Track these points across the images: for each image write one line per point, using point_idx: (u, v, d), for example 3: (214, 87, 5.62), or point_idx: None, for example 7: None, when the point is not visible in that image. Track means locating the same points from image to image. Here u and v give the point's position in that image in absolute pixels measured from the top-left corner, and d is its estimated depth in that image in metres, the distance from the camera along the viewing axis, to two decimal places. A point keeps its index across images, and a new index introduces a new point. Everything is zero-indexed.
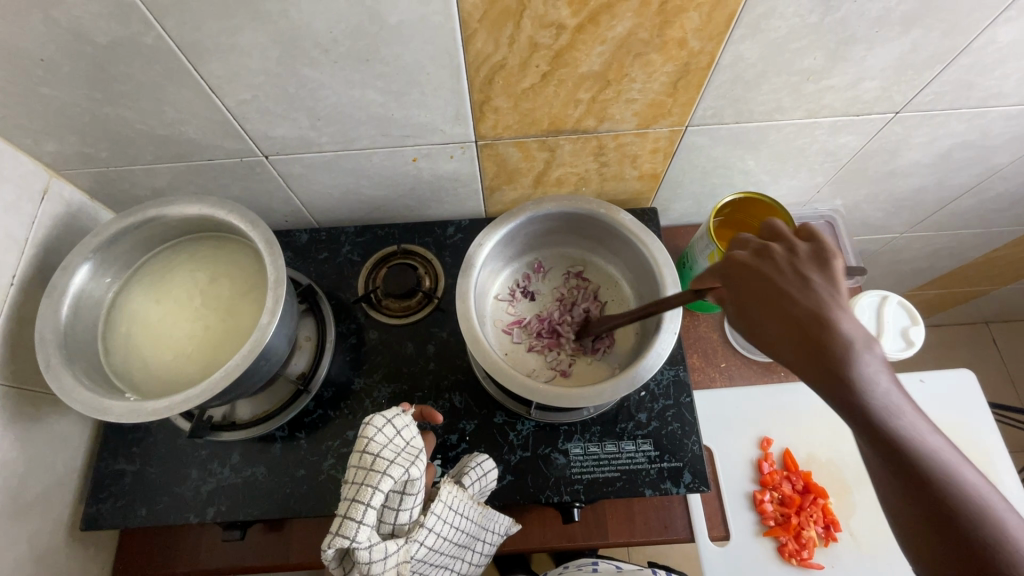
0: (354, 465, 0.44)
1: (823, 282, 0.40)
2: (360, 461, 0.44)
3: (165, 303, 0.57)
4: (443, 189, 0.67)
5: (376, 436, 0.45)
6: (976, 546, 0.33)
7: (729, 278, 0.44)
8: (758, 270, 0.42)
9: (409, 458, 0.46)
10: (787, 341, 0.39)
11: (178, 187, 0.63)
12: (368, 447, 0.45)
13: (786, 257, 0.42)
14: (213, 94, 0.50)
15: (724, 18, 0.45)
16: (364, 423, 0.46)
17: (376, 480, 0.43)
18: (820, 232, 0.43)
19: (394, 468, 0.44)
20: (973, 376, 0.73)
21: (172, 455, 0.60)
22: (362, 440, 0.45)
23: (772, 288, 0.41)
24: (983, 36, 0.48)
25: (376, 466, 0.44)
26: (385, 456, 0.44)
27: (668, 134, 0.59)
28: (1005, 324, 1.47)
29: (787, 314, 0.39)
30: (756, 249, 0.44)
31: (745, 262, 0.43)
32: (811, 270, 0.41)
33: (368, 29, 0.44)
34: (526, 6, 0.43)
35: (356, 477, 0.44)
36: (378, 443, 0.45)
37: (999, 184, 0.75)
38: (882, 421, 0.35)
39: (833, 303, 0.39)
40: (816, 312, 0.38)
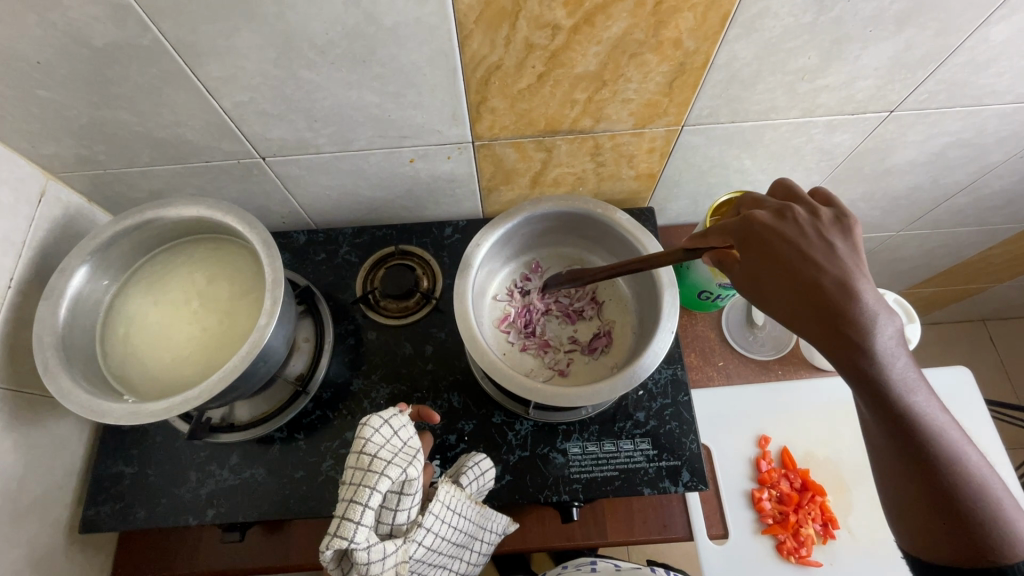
0: (352, 466, 0.45)
1: (845, 249, 0.41)
2: (357, 462, 0.45)
3: (163, 305, 0.57)
4: (440, 190, 0.67)
5: (373, 437, 0.46)
6: (945, 488, 0.39)
7: (746, 236, 0.44)
8: (783, 231, 0.42)
9: (407, 458, 0.46)
10: (807, 308, 0.40)
11: (175, 189, 0.63)
12: (365, 447, 0.45)
13: (809, 222, 0.42)
14: (210, 96, 0.50)
15: (719, 18, 0.45)
16: (360, 423, 0.46)
17: (374, 481, 0.43)
18: (837, 199, 0.45)
19: (391, 469, 0.44)
20: (970, 373, 0.73)
21: (171, 457, 0.60)
22: (359, 441, 0.45)
23: (799, 251, 0.41)
24: (976, 35, 0.49)
25: (373, 466, 0.44)
26: (382, 456, 0.45)
27: (664, 133, 0.59)
28: (1001, 321, 1.48)
29: (812, 278, 0.40)
30: (776, 210, 0.44)
31: (767, 226, 0.43)
32: (833, 236, 0.42)
33: (364, 31, 0.44)
34: (522, 7, 0.43)
35: (353, 478, 0.44)
36: (375, 444, 0.45)
37: (993, 182, 0.75)
38: (890, 386, 0.38)
39: (855, 270, 0.40)
40: (842, 281, 0.40)
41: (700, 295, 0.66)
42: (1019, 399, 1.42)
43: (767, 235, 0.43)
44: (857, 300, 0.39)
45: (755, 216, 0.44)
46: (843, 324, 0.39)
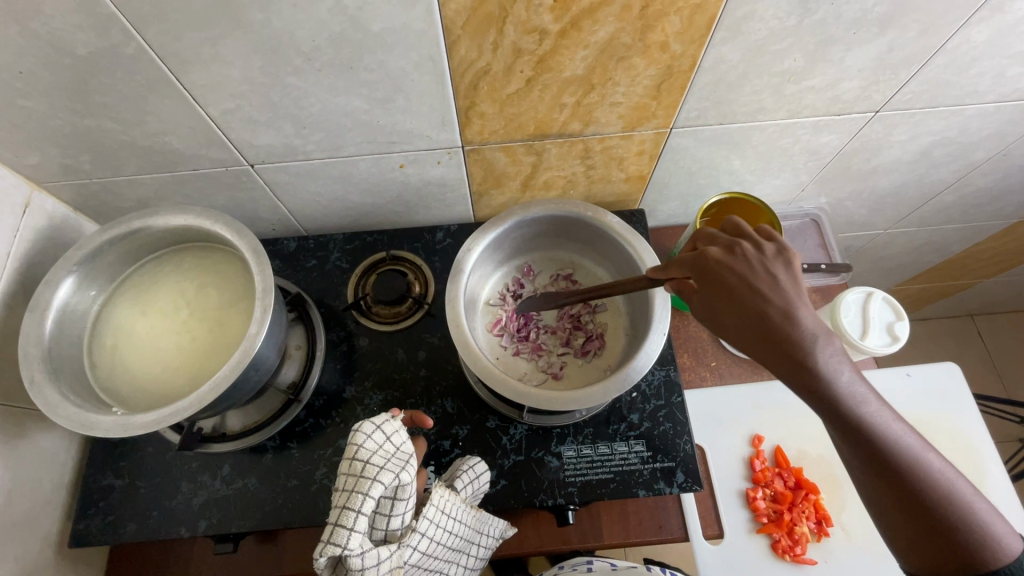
0: (344, 472, 0.44)
1: (790, 282, 0.42)
2: (350, 469, 0.44)
3: (151, 315, 0.56)
4: (431, 194, 0.67)
5: (366, 442, 0.45)
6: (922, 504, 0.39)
7: (699, 274, 0.45)
8: (731, 268, 0.44)
9: (400, 463, 0.46)
10: (761, 345, 0.41)
11: (163, 197, 0.63)
12: (357, 454, 0.44)
13: (755, 257, 0.44)
14: (196, 103, 0.49)
15: (704, 22, 0.45)
16: (353, 429, 0.46)
17: (367, 486, 0.42)
18: (777, 233, 0.46)
19: (384, 474, 0.43)
20: (958, 368, 0.74)
21: (162, 468, 0.60)
22: (352, 447, 0.44)
23: (744, 286, 0.43)
24: (958, 36, 0.49)
25: (366, 472, 0.43)
26: (375, 462, 0.44)
27: (653, 136, 0.60)
28: (989, 316, 1.49)
29: (759, 313, 0.42)
30: (725, 245, 0.45)
31: (718, 263, 0.44)
32: (777, 269, 0.43)
33: (351, 37, 0.44)
34: (509, 12, 0.43)
35: (346, 485, 0.43)
36: (367, 450, 0.45)
37: (978, 180, 0.76)
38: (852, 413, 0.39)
39: (800, 302, 0.41)
40: (786, 313, 0.41)
41: None
42: (1008, 393, 1.43)
43: (718, 272, 0.44)
44: (805, 334, 0.40)
45: (706, 253, 0.45)
46: (796, 357, 0.40)
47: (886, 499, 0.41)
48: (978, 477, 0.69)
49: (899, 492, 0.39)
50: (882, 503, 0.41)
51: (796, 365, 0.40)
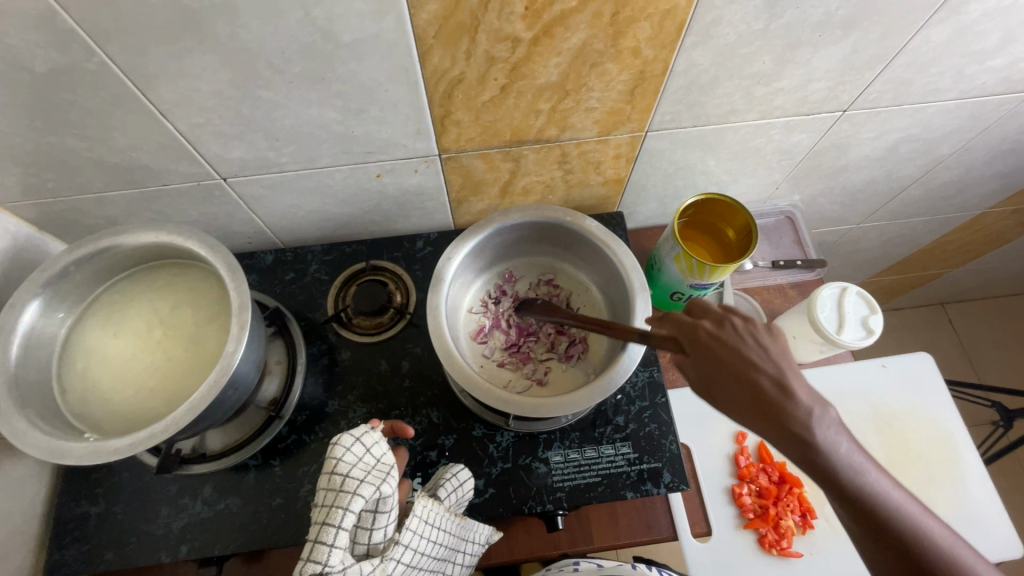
0: (324, 487, 0.43)
1: (782, 353, 0.42)
2: (329, 483, 0.43)
3: (124, 336, 0.55)
4: (409, 203, 0.66)
5: (345, 455, 0.45)
6: None
7: (693, 347, 0.44)
8: (724, 340, 0.43)
9: (380, 475, 0.45)
10: (762, 418, 0.40)
11: (133, 214, 0.61)
12: (336, 467, 0.44)
13: (746, 327, 0.44)
14: (164, 118, 0.48)
15: (675, 27, 0.46)
16: (331, 443, 0.45)
17: (346, 500, 0.42)
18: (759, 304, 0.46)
19: (365, 487, 0.43)
20: (932, 358, 0.76)
21: (139, 493, 0.58)
22: (331, 461, 0.44)
23: (739, 357, 0.42)
24: (918, 37, 0.51)
25: (345, 486, 0.43)
26: (355, 475, 0.44)
27: (629, 140, 0.60)
28: (959, 304, 1.54)
29: (755, 384, 0.41)
30: (715, 318, 0.45)
31: (709, 334, 0.44)
32: (768, 340, 0.43)
33: (322, 49, 0.43)
34: (481, 20, 0.43)
35: (326, 500, 0.43)
36: (347, 463, 0.44)
37: (943, 174, 0.79)
38: (853, 484, 0.39)
39: (793, 371, 0.41)
40: (779, 382, 0.41)
41: (672, 295, 0.69)
42: (979, 377, 1.48)
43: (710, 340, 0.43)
44: (798, 402, 0.40)
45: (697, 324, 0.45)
46: (793, 428, 0.39)
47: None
48: (953, 465, 0.71)
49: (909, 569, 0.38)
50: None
51: (797, 438, 0.39)
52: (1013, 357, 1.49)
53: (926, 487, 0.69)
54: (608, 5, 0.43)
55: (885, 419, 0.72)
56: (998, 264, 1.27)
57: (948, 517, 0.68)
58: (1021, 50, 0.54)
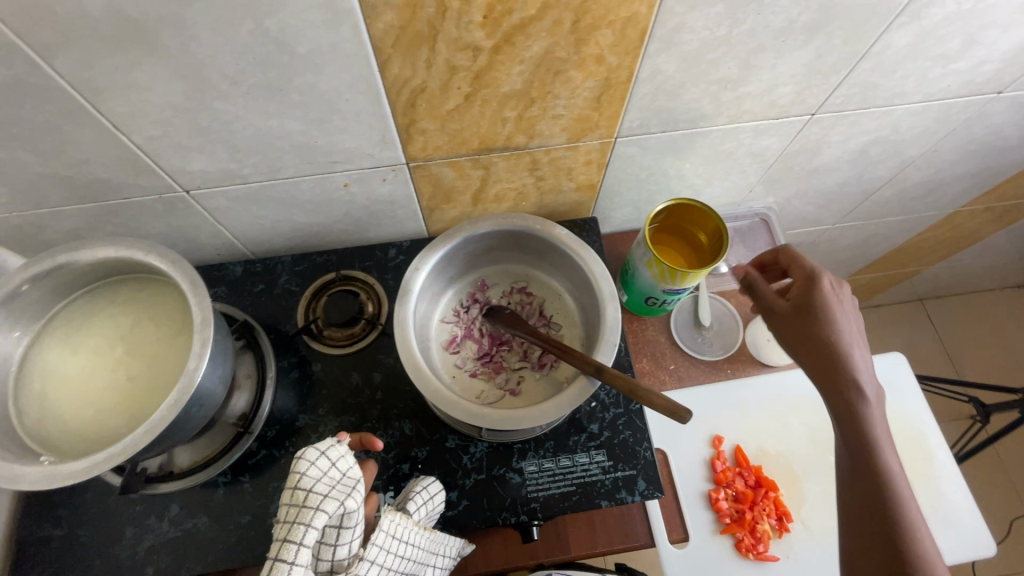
0: (286, 502, 0.42)
1: (855, 324, 0.54)
2: (292, 498, 0.42)
3: (83, 353, 0.53)
4: (380, 211, 0.65)
5: (309, 470, 0.44)
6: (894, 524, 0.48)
7: (795, 296, 0.56)
8: (813, 290, 0.54)
9: (345, 489, 0.44)
10: (831, 361, 0.52)
11: (93, 228, 0.59)
12: (300, 482, 0.43)
13: (832, 286, 0.55)
14: (118, 131, 0.47)
15: (637, 34, 0.46)
16: (296, 457, 0.45)
17: (309, 516, 0.41)
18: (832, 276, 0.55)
19: (328, 502, 0.42)
20: (906, 359, 0.76)
21: (104, 514, 0.57)
22: (295, 476, 0.43)
23: (826, 304, 0.53)
24: (881, 41, 0.51)
25: (308, 501, 0.42)
26: (318, 490, 0.43)
27: (599, 146, 0.60)
28: (937, 299, 1.56)
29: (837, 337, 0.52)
30: (802, 281, 0.56)
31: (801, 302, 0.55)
32: (848, 305, 0.54)
33: (278, 60, 0.43)
34: (439, 29, 0.42)
35: (287, 517, 0.42)
36: (310, 477, 0.43)
37: (914, 174, 0.79)
38: (859, 428, 0.51)
39: (857, 342, 0.53)
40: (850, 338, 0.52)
41: (647, 301, 0.69)
42: (958, 372, 1.50)
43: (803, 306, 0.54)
44: (852, 359, 0.52)
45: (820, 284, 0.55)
46: (842, 374, 0.52)
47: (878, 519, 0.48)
48: (926, 464, 0.72)
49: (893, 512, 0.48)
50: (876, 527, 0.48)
51: (850, 380, 0.51)
52: (990, 351, 1.52)
53: None
54: (568, 13, 0.42)
55: None
56: (973, 261, 1.29)
57: (922, 517, 0.69)
58: (984, 53, 0.55)
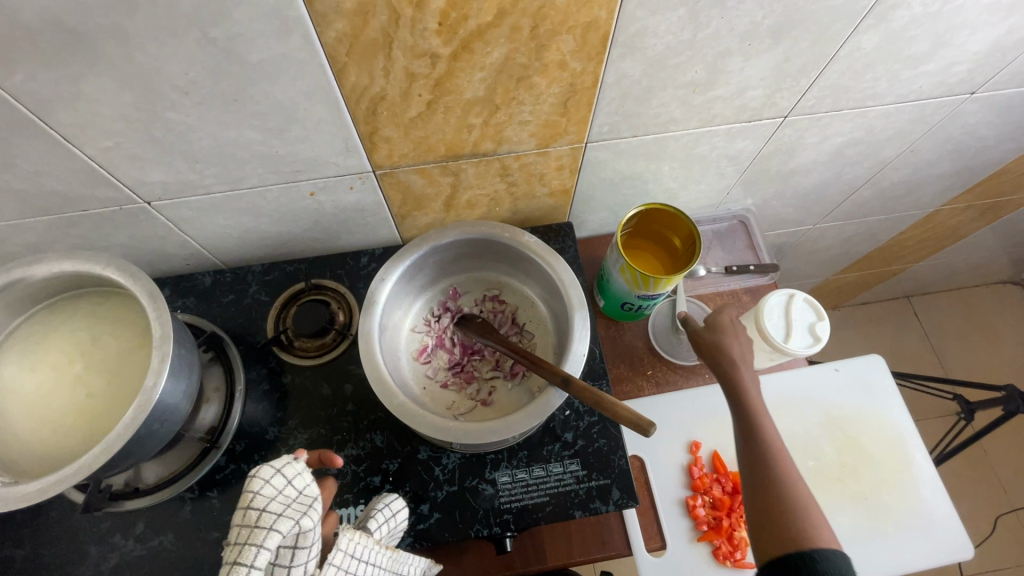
0: (238, 523, 0.41)
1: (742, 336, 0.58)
2: (244, 519, 0.41)
3: (41, 370, 0.52)
4: (350, 220, 0.64)
5: (263, 489, 0.43)
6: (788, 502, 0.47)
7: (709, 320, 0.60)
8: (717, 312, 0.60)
9: (301, 508, 0.43)
10: (721, 361, 0.55)
11: (54, 241, 0.58)
12: (253, 502, 0.42)
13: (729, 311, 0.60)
14: (70, 143, 0.46)
15: (599, 39, 0.45)
16: (250, 475, 0.43)
17: (261, 537, 0.40)
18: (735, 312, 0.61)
19: (282, 522, 0.41)
20: (883, 362, 0.78)
21: (68, 533, 0.55)
22: (247, 495, 0.42)
23: (722, 320, 0.58)
24: (849, 44, 0.50)
25: (261, 522, 0.41)
26: (272, 510, 0.42)
27: (570, 151, 0.59)
28: (923, 296, 1.56)
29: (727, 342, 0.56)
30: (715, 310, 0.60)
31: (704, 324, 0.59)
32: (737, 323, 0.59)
33: (228, 70, 0.41)
34: (393, 37, 0.41)
35: (239, 539, 0.40)
36: (264, 497, 0.42)
37: (892, 174, 0.79)
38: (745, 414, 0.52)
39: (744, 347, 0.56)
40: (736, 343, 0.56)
41: (623, 306, 0.68)
42: (945, 369, 1.50)
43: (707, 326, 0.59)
44: (734, 356, 0.55)
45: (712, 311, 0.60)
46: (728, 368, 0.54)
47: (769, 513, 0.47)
48: (904, 467, 0.73)
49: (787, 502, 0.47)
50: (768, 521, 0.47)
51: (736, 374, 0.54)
52: (976, 347, 1.52)
53: (876, 490, 0.71)
54: (525, 19, 0.42)
55: (838, 424, 0.74)
56: (957, 258, 1.29)
57: (900, 520, 0.69)
58: (954, 54, 0.54)
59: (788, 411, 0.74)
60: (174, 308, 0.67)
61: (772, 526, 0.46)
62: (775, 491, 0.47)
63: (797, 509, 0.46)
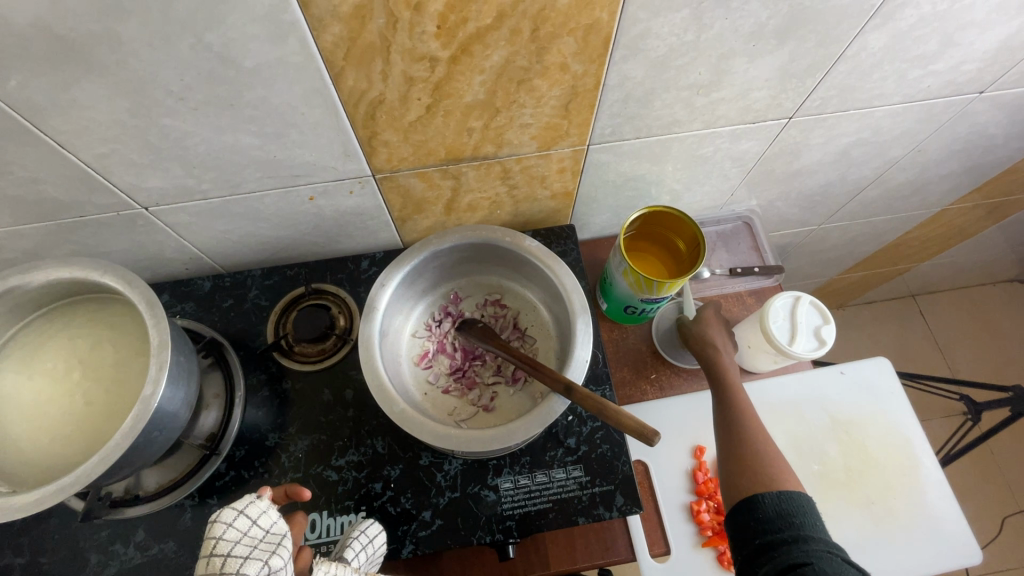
0: (202, 573, 0.38)
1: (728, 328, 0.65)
2: (208, 567, 0.39)
3: (39, 377, 0.52)
4: (350, 224, 0.63)
5: (227, 532, 0.40)
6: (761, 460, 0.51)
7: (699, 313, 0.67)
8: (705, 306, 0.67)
9: (269, 548, 0.41)
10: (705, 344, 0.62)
11: (51, 247, 0.58)
12: (216, 548, 0.39)
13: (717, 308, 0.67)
14: (65, 150, 0.45)
15: (600, 41, 0.44)
16: (210, 521, 0.41)
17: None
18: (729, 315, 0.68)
19: (250, 565, 0.39)
20: (889, 364, 0.77)
21: (68, 540, 0.55)
22: (210, 541, 0.39)
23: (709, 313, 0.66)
24: (856, 44, 0.49)
25: (227, 568, 0.38)
26: (238, 553, 0.39)
27: (572, 153, 0.58)
28: (930, 295, 1.55)
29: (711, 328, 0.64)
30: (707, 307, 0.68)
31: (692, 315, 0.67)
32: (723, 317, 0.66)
33: (224, 75, 0.41)
34: (391, 41, 0.40)
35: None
36: (228, 541, 0.40)
37: (899, 174, 0.78)
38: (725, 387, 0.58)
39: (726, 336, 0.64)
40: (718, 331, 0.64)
41: (626, 309, 0.68)
42: (952, 369, 1.49)
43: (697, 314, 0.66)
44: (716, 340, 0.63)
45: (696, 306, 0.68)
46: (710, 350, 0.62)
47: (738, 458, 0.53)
48: (911, 471, 0.72)
49: (755, 447, 0.52)
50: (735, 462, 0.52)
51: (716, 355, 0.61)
52: (983, 346, 1.50)
53: (884, 495, 0.70)
54: (525, 21, 0.41)
55: (844, 427, 0.74)
56: (963, 257, 1.27)
57: (907, 524, 0.69)
58: (963, 53, 0.53)
59: (793, 414, 0.74)
60: (173, 313, 0.66)
61: (744, 476, 0.51)
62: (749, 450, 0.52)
63: (767, 462, 0.51)
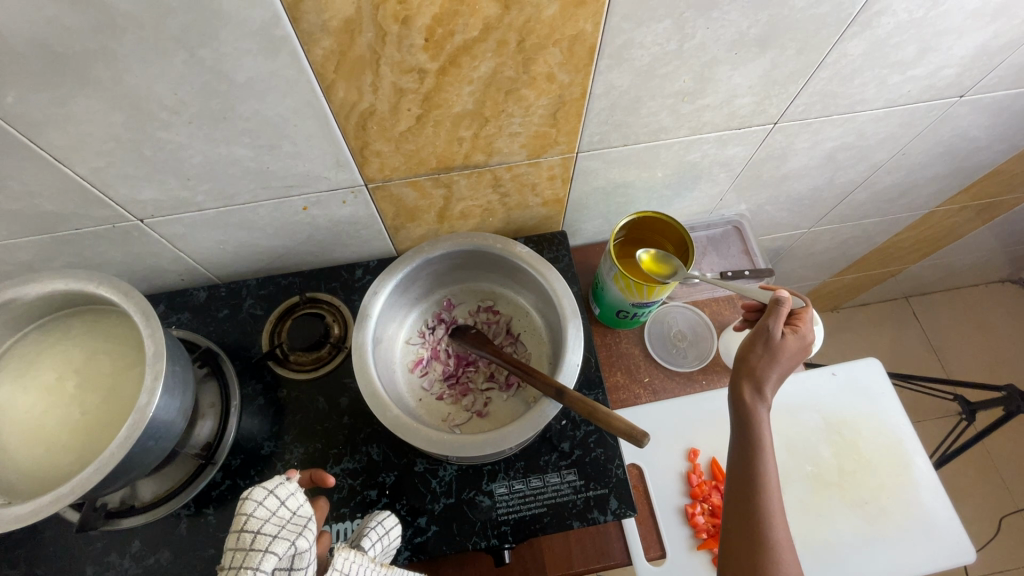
0: (231, 548, 0.39)
1: (791, 357, 0.55)
2: (238, 543, 0.38)
3: (35, 390, 0.52)
4: (344, 233, 0.64)
5: (257, 511, 0.40)
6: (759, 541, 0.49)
7: (757, 333, 0.56)
8: (764, 331, 0.55)
9: (296, 529, 0.41)
10: (747, 384, 0.55)
11: (48, 259, 0.58)
12: (246, 524, 0.39)
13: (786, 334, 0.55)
14: (60, 163, 0.46)
15: (586, 52, 0.45)
16: (242, 498, 0.41)
17: (256, 560, 0.37)
18: (806, 333, 0.55)
19: (278, 543, 0.39)
20: (879, 365, 0.79)
21: (63, 552, 0.55)
22: (240, 518, 0.40)
23: (768, 342, 0.54)
24: (835, 51, 0.50)
25: (255, 545, 0.38)
26: (267, 532, 0.39)
27: (561, 161, 0.59)
28: (923, 296, 1.56)
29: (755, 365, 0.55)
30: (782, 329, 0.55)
31: (757, 338, 0.55)
32: (789, 347, 0.54)
33: (217, 89, 0.42)
34: (380, 54, 0.41)
35: (232, 564, 0.38)
36: (258, 518, 0.40)
37: (884, 178, 0.79)
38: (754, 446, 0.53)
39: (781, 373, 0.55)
40: (767, 370, 0.54)
41: (618, 313, 0.68)
42: (946, 370, 1.49)
43: (763, 343, 0.55)
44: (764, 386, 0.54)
45: (768, 323, 0.55)
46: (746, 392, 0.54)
47: (744, 560, 0.49)
48: (904, 471, 0.72)
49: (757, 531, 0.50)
50: (740, 567, 0.49)
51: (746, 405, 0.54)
52: (977, 347, 1.51)
53: (877, 496, 0.71)
54: (512, 33, 0.42)
55: (836, 428, 0.74)
56: (955, 258, 1.29)
57: (901, 526, 0.69)
58: (940, 59, 0.54)
59: (785, 417, 0.75)
60: (168, 324, 0.67)
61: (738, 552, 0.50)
62: (753, 526, 0.50)
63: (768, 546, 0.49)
